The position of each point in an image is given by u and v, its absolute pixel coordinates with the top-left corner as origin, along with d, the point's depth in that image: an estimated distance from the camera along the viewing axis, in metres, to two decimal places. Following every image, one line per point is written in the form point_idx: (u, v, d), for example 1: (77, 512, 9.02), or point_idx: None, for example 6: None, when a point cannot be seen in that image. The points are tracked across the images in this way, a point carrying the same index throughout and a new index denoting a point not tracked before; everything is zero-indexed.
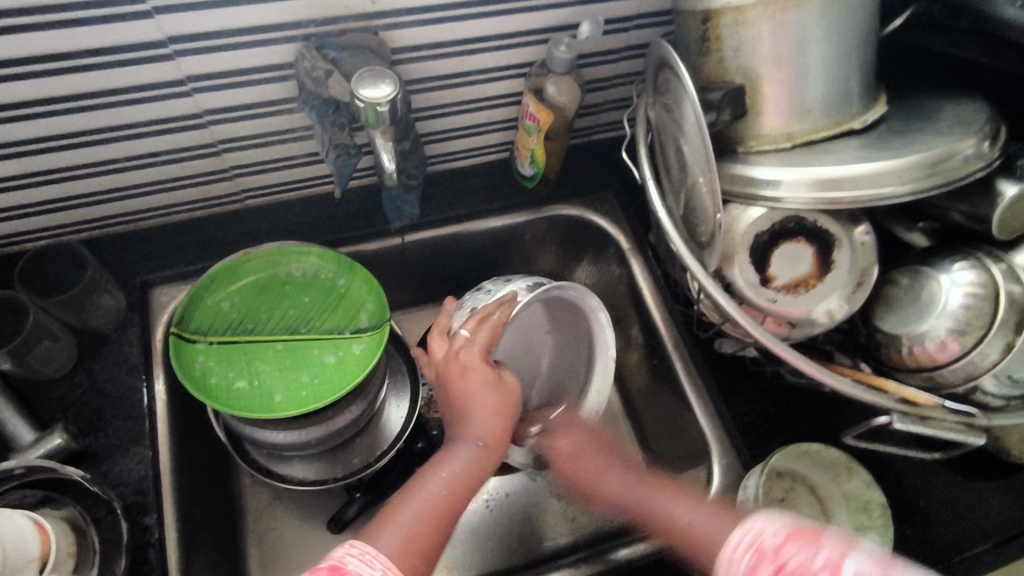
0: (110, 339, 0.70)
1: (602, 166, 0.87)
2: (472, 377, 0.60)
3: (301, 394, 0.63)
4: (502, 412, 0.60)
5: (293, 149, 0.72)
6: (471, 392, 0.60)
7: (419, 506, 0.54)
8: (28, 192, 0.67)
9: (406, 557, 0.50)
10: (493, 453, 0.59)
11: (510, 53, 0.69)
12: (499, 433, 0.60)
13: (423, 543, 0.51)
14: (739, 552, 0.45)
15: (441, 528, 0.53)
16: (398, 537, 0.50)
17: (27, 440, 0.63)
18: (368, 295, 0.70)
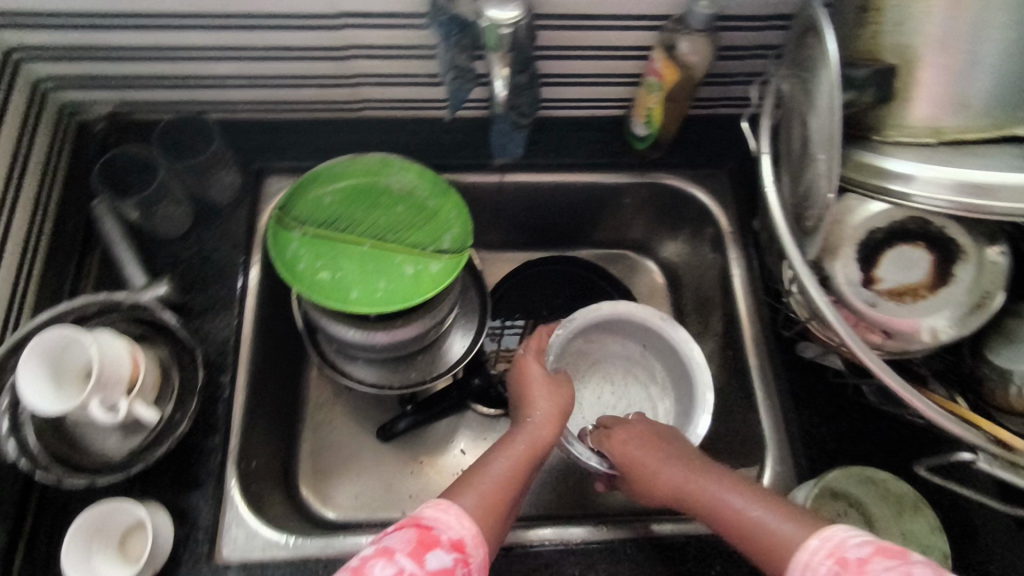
0: (222, 213, 0.77)
1: (720, 141, 0.83)
2: (530, 372, 0.69)
3: (374, 296, 0.66)
4: (558, 398, 0.66)
5: (415, 66, 0.74)
6: (528, 387, 0.67)
7: (487, 474, 0.57)
8: (177, 65, 0.73)
9: (484, 518, 0.52)
10: (548, 428, 0.64)
11: (647, 1, 0.66)
12: (551, 410, 0.65)
13: (496, 506, 0.54)
14: (815, 561, 0.46)
15: (509, 490, 0.57)
16: (474, 497, 0.54)
17: (138, 284, 0.70)
18: (451, 220, 0.71)
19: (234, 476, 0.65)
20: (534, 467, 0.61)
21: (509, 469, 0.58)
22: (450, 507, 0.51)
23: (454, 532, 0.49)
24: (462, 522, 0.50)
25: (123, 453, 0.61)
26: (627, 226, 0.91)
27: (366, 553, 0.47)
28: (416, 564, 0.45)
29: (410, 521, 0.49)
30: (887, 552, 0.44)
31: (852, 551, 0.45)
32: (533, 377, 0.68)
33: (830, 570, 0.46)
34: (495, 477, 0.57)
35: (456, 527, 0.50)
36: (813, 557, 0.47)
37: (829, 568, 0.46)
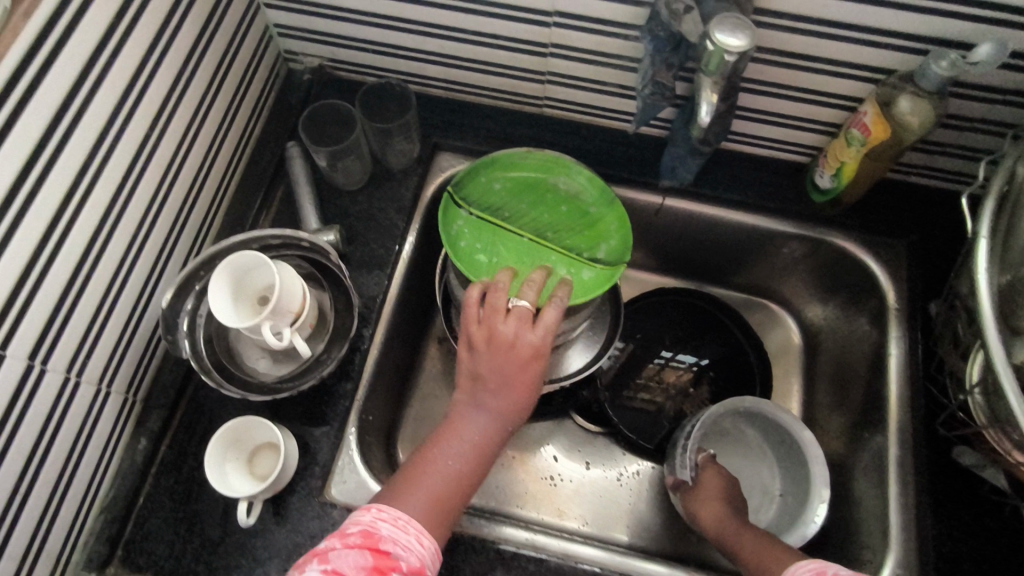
0: (394, 178, 0.81)
1: (907, 212, 0.77)
2: (502, 330, 0.59)
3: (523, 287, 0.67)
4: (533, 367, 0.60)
5: (611, 75, 0.74)
6: (496, 348, 0.60)
7: (440, 467, 0.57)
8: (390, 34, 0.78)
9: (437, 515, 0.54)
10: (497, 423, 0.60)
11: (876, 52, 0.62)
12: (514, 402, 0.60)
13: (448, 503, 0.56)
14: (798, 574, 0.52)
15: (466, 485, 0.58)
16: (426, 500, 0.54)
17: (312, 227, 0.76)
18: (614, 234, 0.70)
19: (355, 425, 0.69)
20: (488, 459, 0.60)
21: (456, 471, 0.57)
22: (409, 525, 0.51)
23: (408, 554, 0.49)
24: (421, 543, 0.51)
25: (273, 377, 0.66)
26: (776, 275, 0.87)
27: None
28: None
29: (364, 544, 0.48)
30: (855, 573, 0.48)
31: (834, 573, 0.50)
32: (549, 315, 0.60)
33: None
34: (445, 471, 0.57)
35: (412, 542, 0.50)
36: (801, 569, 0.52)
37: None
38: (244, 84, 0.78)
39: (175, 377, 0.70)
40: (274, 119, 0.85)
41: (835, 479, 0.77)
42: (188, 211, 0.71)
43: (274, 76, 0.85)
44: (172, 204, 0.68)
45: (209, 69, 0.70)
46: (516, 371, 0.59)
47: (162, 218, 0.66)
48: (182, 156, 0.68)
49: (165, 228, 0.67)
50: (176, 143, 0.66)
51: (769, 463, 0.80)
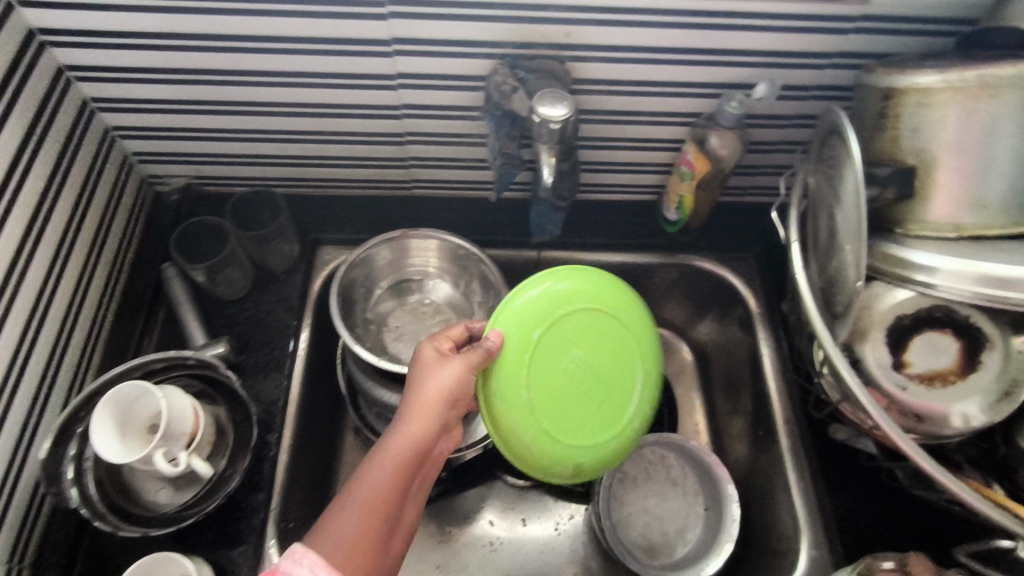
0: (278, 280, 0.82)
1: (748, 229, 0.87)
2: (432, 367, 0.59)
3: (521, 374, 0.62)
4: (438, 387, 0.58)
5: (466, 152, 0.81)
6: (427, 382, 0.58)
7: (360, 491, 0.52)
8: (252, 145, 0.81)
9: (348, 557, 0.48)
10: (411, 458, 0.55)
11: (682, 100, 0.73)
12: (428, 431, 0.56)
13: (362, 555, 0.49)
14: None
15: (375, 528, 0.51)
16: (338, 541, 0.49)
17: (198, 343, 0.75)
18: (571, 276, 0.65)
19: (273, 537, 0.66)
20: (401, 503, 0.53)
21: (364, 516, 0.50)
22: (304, 558, 0.45)
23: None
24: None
25: (176, 506, 0.63)
26: (655, 305, 0.94)
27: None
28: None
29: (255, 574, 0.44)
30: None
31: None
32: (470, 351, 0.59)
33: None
34: (374, 496, 0.52)
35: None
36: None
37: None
38: (108, 214, 0.78)
39: (67, 529, 0.65)
40: (146, 243, 0.85)
41: (747, 481, 0.82)
42: (61, 351, 0.69)
43: (140, 201, 0.86)
44: (43, 345, 0.66)
45: (66, 206, 0.70)
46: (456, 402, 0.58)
47: (31, 362, 0.64)
48: (47, 296, 0.67)
49: (37, 372, 0.65)
50: (39, 283, 0.66)
51: (697, 491, 0.80)
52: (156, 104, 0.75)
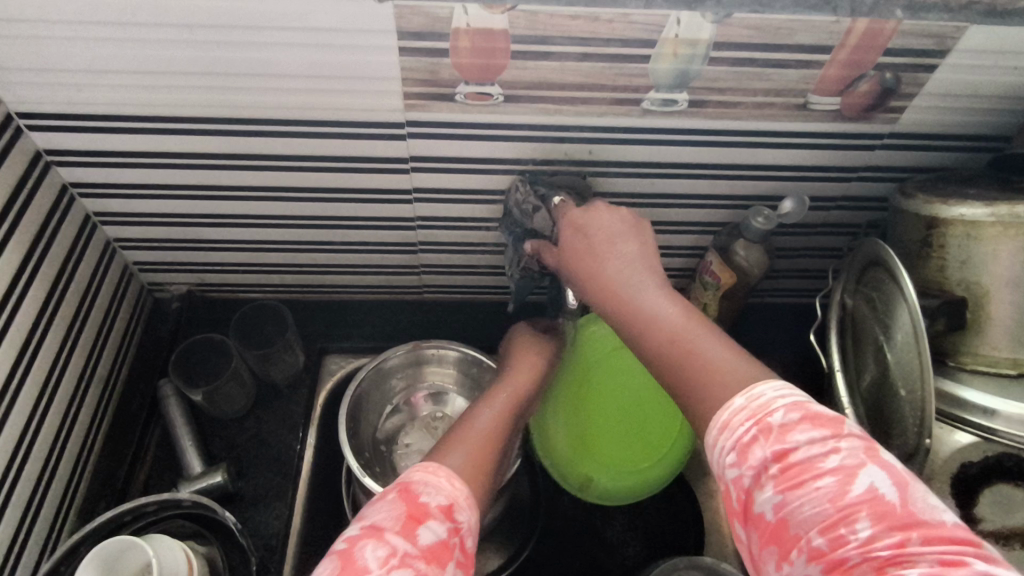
0: (282, 394, 0.78)
1: (775, 333, 0.83)
2: (517, 364, 0.65)
3: (571, 446, 0.72)
4: (524, 365, 0.65)
5: (482, 259, 0.78)
6: (508, 378, 0.63)
7: (469, 433, 0.54)
8: (260, 254, 0.78)
9: (474, 475, 0.49)
10: (501, 414, 0.58)
11: (706, 211, 0.71)
12: (514, 396, 0.61)
13: (483, 466, 0.51)
14: (735, 421, 0.41)
15: (484, 462, 0.51)
16: (465, 454, 0.50)
17: (194, 471, 0.70)
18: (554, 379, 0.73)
19: None
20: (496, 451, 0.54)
21: (479, 442, 0.53)
22: (439, 470, 0.47)
23: (443, 497, 0.44)
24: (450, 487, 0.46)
25: None
26: None
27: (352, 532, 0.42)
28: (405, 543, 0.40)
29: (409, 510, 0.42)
30: (819, 420, 0.39)
31: (775, 414, 0.40)
32: (659, 306, 0.47)
33: (751, 435, 0.40)
34: (481, 436, 0.54)
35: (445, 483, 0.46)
36: (772, 394, 0.41)
37: (751, 433, 0.40)
38: (105, 329, 0.74)
39: None
40: (142, 355, 0.80)
41: None
42: (43, 488, 0.64)
43: (139, 310, 0.82)
44: (23, 487, 0.61)
45: (61, 329, 0.66)
46: (678, 398, 0.45)
47: (10, 509, 0.59)
48: (32, 431, 0.62)
49: (16, 518, 0.60)
50: (27, 418, 0.61)
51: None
52: (162, 218, 0.73)
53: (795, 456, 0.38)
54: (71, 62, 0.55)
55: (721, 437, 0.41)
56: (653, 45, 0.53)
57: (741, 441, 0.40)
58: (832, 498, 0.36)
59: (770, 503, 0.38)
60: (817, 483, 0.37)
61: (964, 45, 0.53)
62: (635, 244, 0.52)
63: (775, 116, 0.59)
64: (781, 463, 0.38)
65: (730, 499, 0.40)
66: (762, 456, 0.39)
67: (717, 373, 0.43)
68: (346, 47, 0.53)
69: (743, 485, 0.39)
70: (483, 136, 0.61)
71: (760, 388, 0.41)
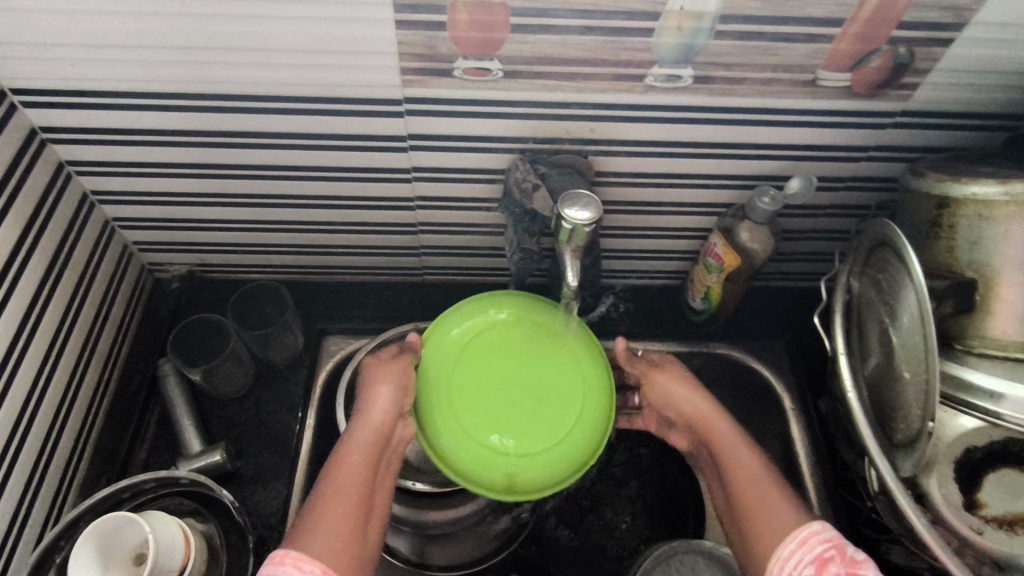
0: (282, 374, 0.78)
1: (780, 318, 0.82)
2: (375, 376, 0.61)
3: (474, 449, 0.60)
4: (382, 376, 0.61)
5: (482, 241, 0.77)
6: (371, 388, 0.60)
7: (333, 477, 0.54)
8: (259, 235, 0.78)
9: (340, 548, 0.50)
10: (377, 434, 0.58)
11: (710, 192, 0.69)
12: (385, 417, 0.59)
13: (352, 533, 0.51)
14: (813, 539, 0.50)
15: (345, 506, 0.53)
16: (325, 536, 0.50)
17: (193, 450, 0.70)
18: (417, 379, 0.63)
19: None
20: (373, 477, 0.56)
21: (341, 508, 0.52)
22: (285, 556, 0.47)
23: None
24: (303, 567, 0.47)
25: None
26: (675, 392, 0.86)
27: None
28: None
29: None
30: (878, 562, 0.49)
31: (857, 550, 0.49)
32: (683, 401, 0.63)
33: (829, 553, 0.49)
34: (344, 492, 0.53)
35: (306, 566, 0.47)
36: (813, 536, 0.51)
37: (830, 553, 0.49)
38: (104, 309, 0.74)
39: None
40: (143, 335, 0.80)
41: None
42: (43, 466, 0.64)
43: (138, 290, 0.82)
44: (22, 465, 0.61)
45: (59, 309, 0.66)
46: (747, 508, 0.56)
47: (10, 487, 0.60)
48: (31, 410, 0.62)
49: (15, 495, 0.61)
50: (24, 397, 0.61)
51: None
52: (159, 197, 0.72)
53: None
54: (63, 37, 0.54)
55: (800, 550, 0.50)
56: (657, 18, 0.51)
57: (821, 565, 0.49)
58: None
59: None
60: None
61: (981, 18, 0.51)
62: (687, 387, 0.64)
63: (782, 93, 0.58)
64: None
65: None
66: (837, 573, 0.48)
67: (760, 491, 0.56)
68: (342, 20, 0.52)
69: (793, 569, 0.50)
70: (482, 113, 0.60)
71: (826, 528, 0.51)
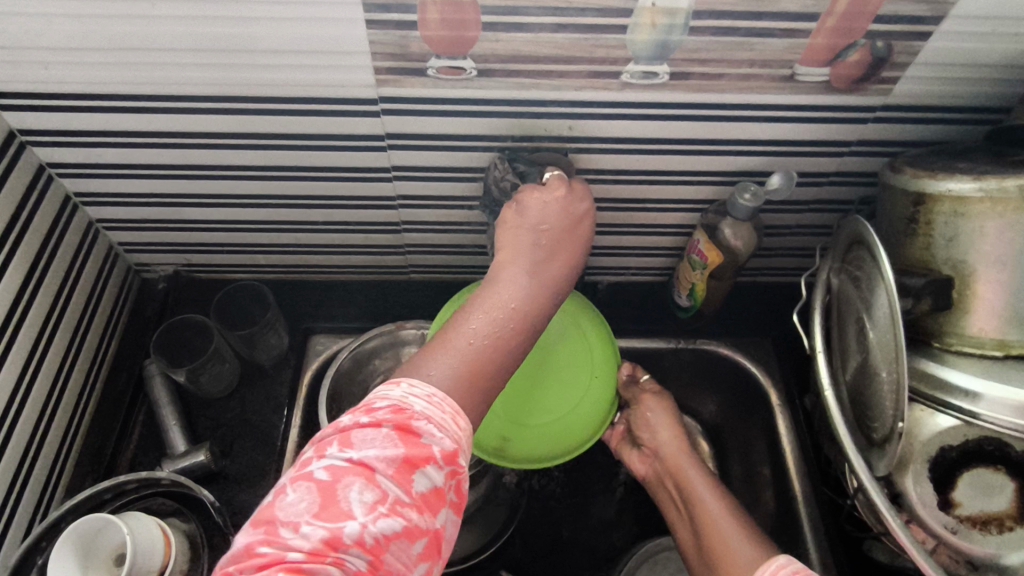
0: (268, 373, 0.78)
1: (767, 313, 0.81)
2: (536, 209, 0.56)
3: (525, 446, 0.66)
4: (552, 220, 0.56)
5: (465, 239, 0.77)
6: (525, 217, 0.56)
7: (476, 341, 0.49)
8: (242, 235, 0.78)
9: (462, 386, 0.47)
10: (538, 292, 0.53)
11: (692, 188, 0.69)
12: (561, 269, 0.55)
13: (478, 381, 0.48)
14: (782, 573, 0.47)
15: (489, 373, 0.49)
16: (453, 366, 0.47)
17: (178, 450, 0.70)
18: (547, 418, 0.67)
19: None
20: (521, 341, 0.52)
21: (481, 357, 0.49)
22: (427, 390, 0.45)
23: (445, 442, 0.43)
24: (435, 403, 0.44)
25: None
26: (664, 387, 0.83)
27: (337, 463, 0.39)
28: (402, 487, 0.39)
29: (394, 420, 0.41)
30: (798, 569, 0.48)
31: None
32: (658, 440, 0.67)
33: None
34: (481, 340, 0.49)
35: (447, 422, 0.44)
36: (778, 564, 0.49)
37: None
38: (89, 310, 0.74)
39: None
40: (130, 335, 0.81)
41: None
42: (28, 466, 0.65)
43: (125, 291, 0.82)
44: (5, 467, 0.62)
45: (42, 311, 0.66)
46: (714, 548, 0.55)
47: None
48: (14, 413, 0.63)
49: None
50: (7, 400, 0.62)
51: None
52: (141, 198, 0.72)
53: None
54: (35, 40, 0.54)
55: None
56: (630, 15, 0.51)
57: None
58: None
59: None
60: None
61: (959, 11, 0.50)
62: (673, 427, 0.67)
63: (760, 89, 0.57)
64: None
65: None
66: None
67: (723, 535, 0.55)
68: (310, 20, 0.52)
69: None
70: (458, 112, 0.60)
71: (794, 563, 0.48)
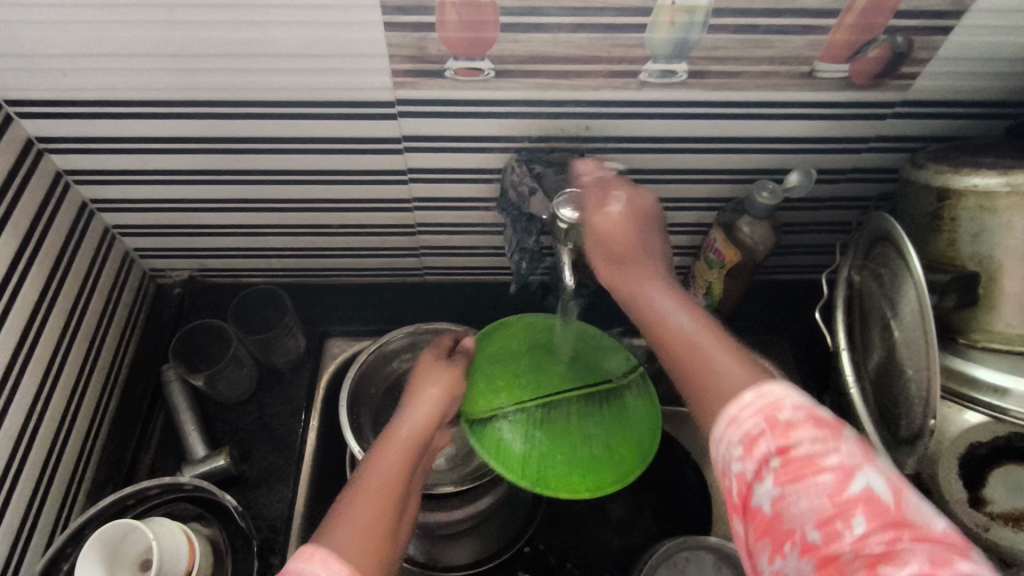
0: (284, 377, 0.79)
1: (784, 311, 0.81)
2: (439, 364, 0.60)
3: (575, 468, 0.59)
4: (421, 420, 0.54)
5: (480, 241, 0.77)
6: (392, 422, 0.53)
7: (349, 506, 0.45)
8: (258, 240, 0.78)
9: (365, 555, 0.42)
10: (401, 458, 0.50)
11: (708, 186, 0.69)
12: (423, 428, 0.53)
13: (378, 539, 0.44)
14: (744, 414, 0.40)
15: (380, 525, 0.45)
16: (350, 534, 0.43)
17: (199, 455, 0.71)
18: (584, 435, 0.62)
19: None
20: (401, 513, 0.47)
21: (366, 521, 0.44)
22: (314, 555, 0.41)
23: None
24: (328, 572, 0.40)
25: None
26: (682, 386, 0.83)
27: None
28: None
29: None
30: (820, 418, 0.39)
31: (784, 410, 0.39)
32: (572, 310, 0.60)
33: (758, 429, 0.39)
34: (380, 486, 0.47)
35: (328, 563, 0.41)
36: (742, 410, 0.40)
37: (760, 428, 0.39)
38: (107, 316, 0.74)
39: None
40: (146, 341, 0.81)
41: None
42: (50, 472, 0.65)
43: (141, 296, 0.82)
44: (28, 474, 0.62)
45: (60, 318, 0.66)
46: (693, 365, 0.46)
47: (15, 497, 0.60)
48: (35, 420, 0.63)
49: (22, 504, 0.61)
50: (28, 407, 0.62)
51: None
52: (157, 203, 0.72)
53: (797, 452, 0.37)
54: (53, 47, 0.54)
55: (731, 430, 0.40)
56: (648, 13, 0.50)
57: (750, 440, 0.39)
58: (831, 494, 0.36)
59: (769, 494, 0.37)
60: (819, 481, 0.36)
61: (980, 5, 0.50)
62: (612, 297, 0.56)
63: (779, 85, 0.57)
64: (783, 456, 0.37)
65: (729, 492, 0.40)
66: (765, 450, 0.38)
67: (716, 377, 0.43)
68: (331, 23, 0.52)
69: (745, 480, 0.38)
70: (475, 113, 0.60)
71: (754, 396, 0.40)
